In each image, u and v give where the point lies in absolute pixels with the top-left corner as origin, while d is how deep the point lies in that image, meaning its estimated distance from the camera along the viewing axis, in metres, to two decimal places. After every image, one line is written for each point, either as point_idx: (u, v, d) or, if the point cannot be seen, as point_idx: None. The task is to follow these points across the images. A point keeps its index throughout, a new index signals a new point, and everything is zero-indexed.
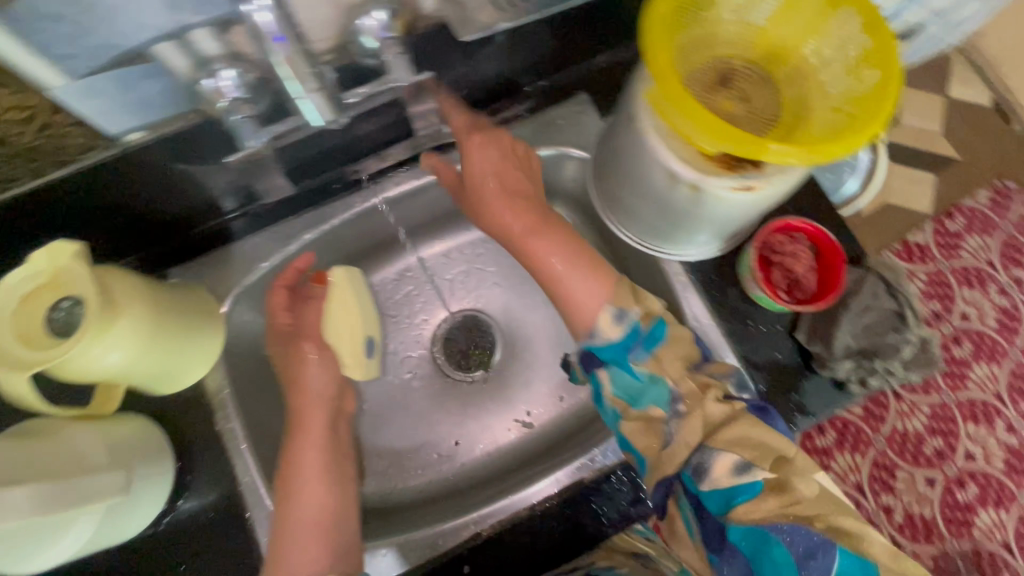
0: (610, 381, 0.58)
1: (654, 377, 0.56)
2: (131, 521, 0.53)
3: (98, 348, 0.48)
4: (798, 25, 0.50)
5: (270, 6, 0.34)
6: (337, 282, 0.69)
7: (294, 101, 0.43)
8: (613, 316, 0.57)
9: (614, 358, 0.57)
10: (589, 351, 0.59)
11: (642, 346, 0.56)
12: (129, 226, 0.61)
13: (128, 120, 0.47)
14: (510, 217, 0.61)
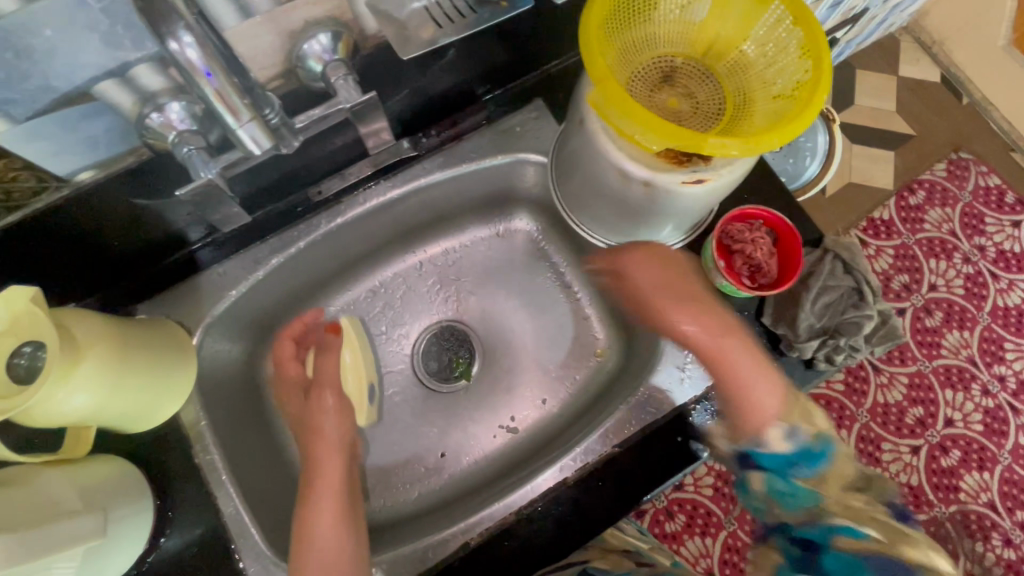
0: (761, 482, 0.57)
1: (812, 488, 0.55)
2: (111, 564, 0.52)
3: (64, 389, 0.48)
4: (732, 20, 0.52)
5: (196, 44, 0.37)
6: (347, 335, 0.74)
7: (230, 134, 0.43)
8: (786, 432, 0.56)
9: (773, 467, 0.56)
10: (748, 454, 0.57)
11: (806, 463, 0.55)
12: (90, 265, 0.60)
13: (76, 161, 0.47)
14: (681, 319, 0.61)
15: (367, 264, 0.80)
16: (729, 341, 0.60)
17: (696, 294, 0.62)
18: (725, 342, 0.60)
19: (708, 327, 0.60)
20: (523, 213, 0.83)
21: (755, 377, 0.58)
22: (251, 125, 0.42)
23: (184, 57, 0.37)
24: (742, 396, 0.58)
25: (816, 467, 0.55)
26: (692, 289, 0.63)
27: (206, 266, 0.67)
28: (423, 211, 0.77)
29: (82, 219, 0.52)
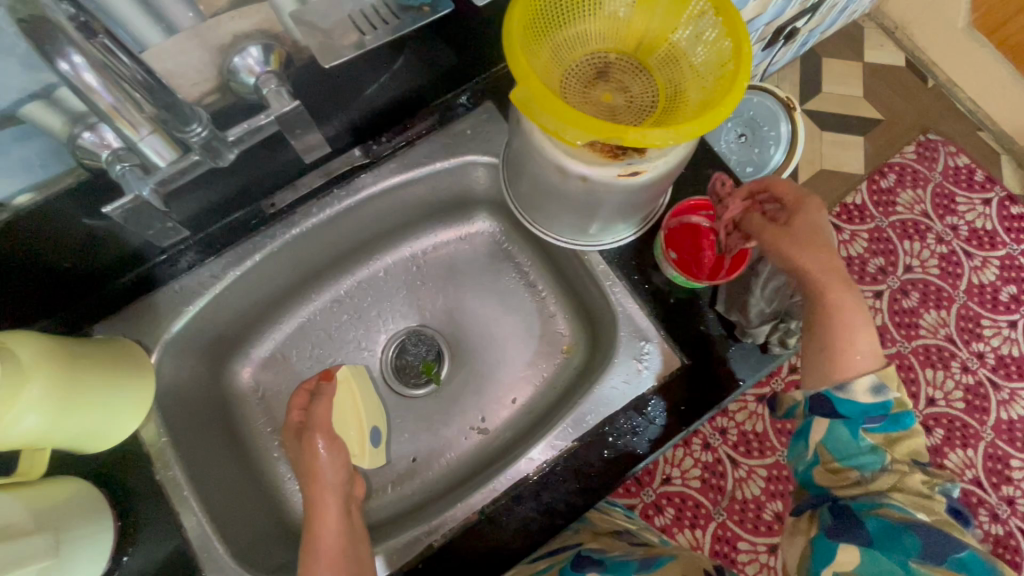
0: (828, 431, 0.57)
1: (877, 448, 0.55)
2: None
3: (10, 412, 0.49)
4: (659, 14, 0.53)
5: (86, 66, 0.36)
6: (344, 380, 0.69)
7: (133, 146, 0.43)
8: (872, 386, 0.55)
9: (851, 416, 0.55)
10: (825, 395, 0.57)
11: (883, 425, 0.55)
12: (41, 289, 0.60)
13: (11, 182, 0.47)
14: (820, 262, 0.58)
15: (329, 273, 0.81)
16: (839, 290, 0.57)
17: (815, 236, 0.59)
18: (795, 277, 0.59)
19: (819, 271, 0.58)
20: (483, 215, 0.84)
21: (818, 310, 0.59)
22: (153, 138, 0.43)
23: (77, 77, 0.36)
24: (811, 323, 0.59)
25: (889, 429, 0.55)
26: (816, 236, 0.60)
27: (163, 283, 0.68)
28: (381, 218, 0.78)
29: (26, 242, 0.53)
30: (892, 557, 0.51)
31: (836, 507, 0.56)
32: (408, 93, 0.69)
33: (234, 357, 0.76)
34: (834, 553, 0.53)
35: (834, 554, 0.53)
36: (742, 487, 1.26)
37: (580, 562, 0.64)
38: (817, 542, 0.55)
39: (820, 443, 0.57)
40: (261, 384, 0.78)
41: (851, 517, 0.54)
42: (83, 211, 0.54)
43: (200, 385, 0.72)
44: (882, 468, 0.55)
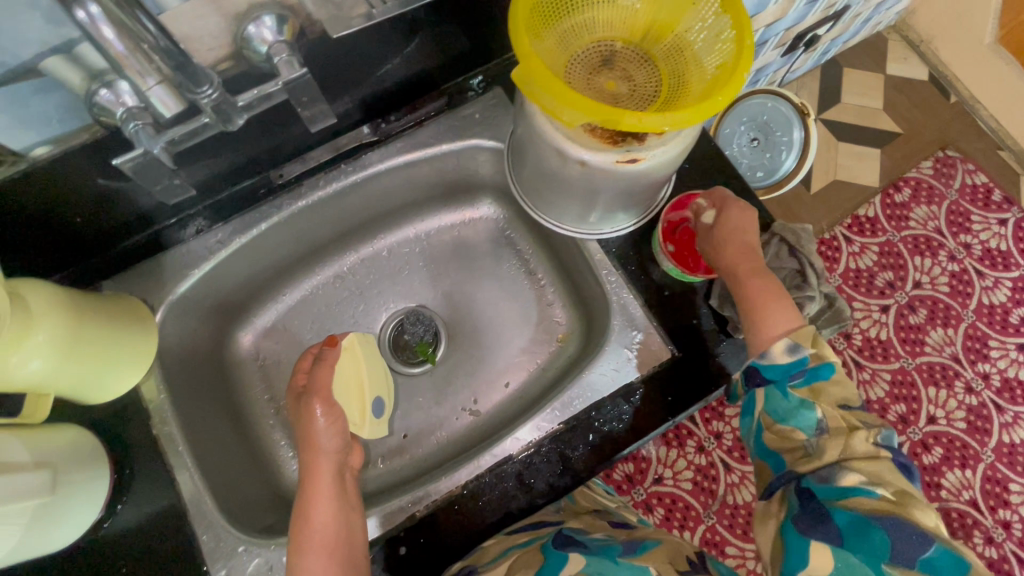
0: (762, 400, 0.58)
1: (808, 403, 0.55)
2: (63, 525, 0.54)
3: (16, 355, 0.51)
4: (667, 5, 0.54)
5: (101, 16, 0.38)
6: (349, 347, 0.68)
7: (142, 95, 0.45)
8: (788, 347, 0.57)
9: (776, 379, 0.57)
10: (752, 366, 0.59)
11: (807, 380, 0.56)
12: (55, 244, 0.62)
13: (31, 135, 0.49)
14: (748, 259, 0.62)
15: (334, 248, 0.82)
16: (760, 281, 0.61)
17: (743, 236, 0.63)
18: (744, 275, 0.61)
19: (745, 261, 0.62)
20: (487, 200, 0.85)
21: (772, 305, 0.59)
22: (159, 89, 0.44)
23: (94, 27, 0.38)
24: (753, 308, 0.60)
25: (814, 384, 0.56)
26: (747, 236, 0.63)
27: (171, 247, 0.70)
28: (386, 198, 0.79)
29: (41, 194, 0.54)
30: (861, 549, 0.49)
31: (798, 491, 0.54)
32: (419, 75, 0.70)
33: (236, 323, 0.78)
34: (807, 554, 0.51)
35: (806, 550, 0.51)
36: (733, 491, 1.26)
37: (563, 540, 0.61)
38: (789, 539, 0.53)
39: (761, 412, 0.58)
40: (260, 351, 0.80)
41: (813, 499, 0.52)
42: (97, 169, 0.56)
43: (201, 348, 0.74)
44: (822, 427, 0.55)
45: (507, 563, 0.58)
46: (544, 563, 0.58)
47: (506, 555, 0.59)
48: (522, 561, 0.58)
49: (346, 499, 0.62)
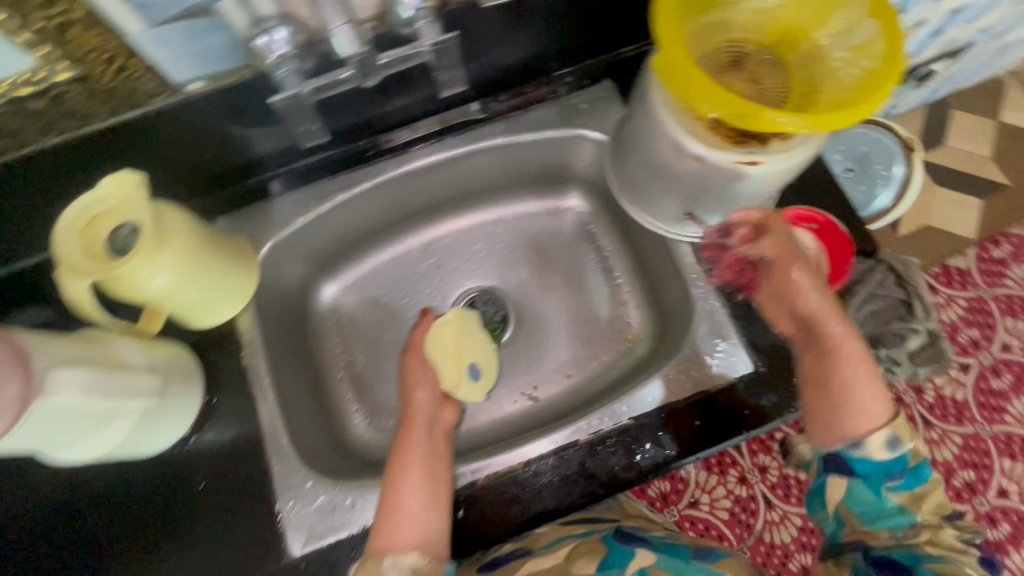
0: (844, 493, 0.54)
1: (903, 506, 0.53)
2: (161, 432, 0.58)
3: (146, 271, 0.54)
4: (809, 10, 0.54)
5: None
6: (452, 318, 0.72)
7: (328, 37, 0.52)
8: (887, 441, 0.52)
9: (867, 475, 0.53)
10: (841, 457, 0.54)
11: (904, 481, 0.53)
12: (185, 174, 0.67)
13: (193, 69, 0.54)
14: (835, 331, 0.55)
15: (422, 217, 0.85)
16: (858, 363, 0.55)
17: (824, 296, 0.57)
18: (846, 364, 0.54)
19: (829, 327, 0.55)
20: (576, 193, 0.86)
21: (865, 385, 0.53)
22: (343, 29, 0.51)
23: None
24: (846, 402, 0.53)
25: (912, 485, 0.53)
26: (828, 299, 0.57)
27: (280, 193, 0.74)
28: (481, 176, 0.81)
29: (185, 125, 0.59)
30: None
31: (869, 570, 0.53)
32: (534, 58, 0.72)
33: (322, 276, 0.82)
34: None
35: None
36: (772, 530, 1.21)
37: (622, 536, 0.62)
38: None
39: (842, 506, 0.54)
40: (339, 306, 0.83)
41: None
42: (239, 107, 0.60)
43: (290, 293, 0.78)
44: (913, 524, 0.53)
45: (565, 550, 0.61)
46: (609, 553, 0.59)
47: (564, 541, 0.63)
48: (585, 548, 0.60)
49: (434, 445, 0.62)
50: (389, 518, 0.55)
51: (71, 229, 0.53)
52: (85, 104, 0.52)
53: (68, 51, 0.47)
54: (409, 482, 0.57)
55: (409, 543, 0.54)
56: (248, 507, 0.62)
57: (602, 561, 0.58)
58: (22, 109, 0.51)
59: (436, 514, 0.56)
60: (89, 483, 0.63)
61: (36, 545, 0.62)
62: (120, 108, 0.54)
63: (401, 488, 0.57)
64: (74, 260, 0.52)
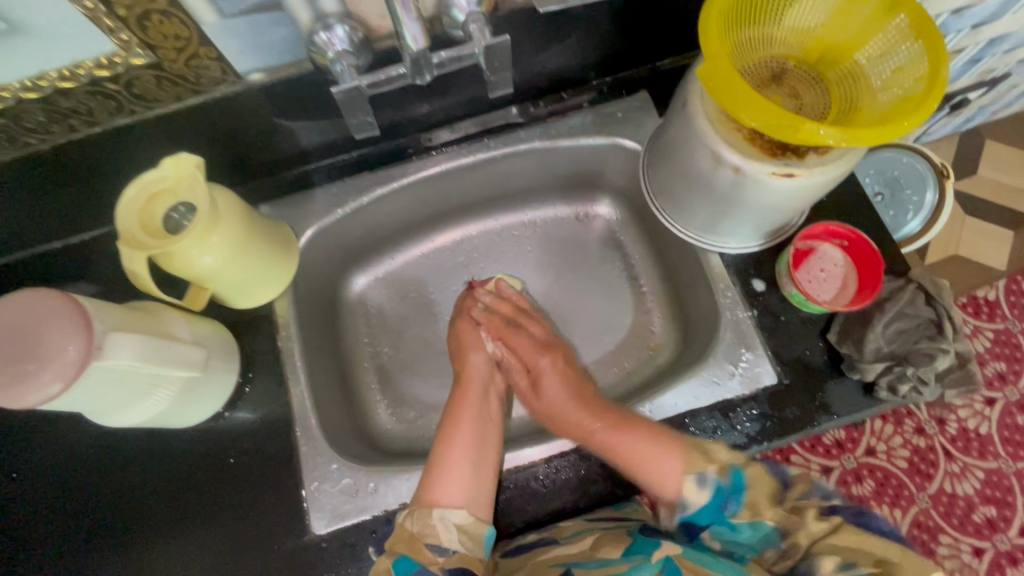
0: (719, 544, 0.57)
1: (755, 522, 0.55)
2: (200, 403, 0.60)
3: (196, 249, 0.57)
4: (853, 30, 0.55)
5: None
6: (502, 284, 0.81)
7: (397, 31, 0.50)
8: (696, 482, 0.57)
9: (712, 520, 0.56)
10: (688, 521, 0.57)
11: (734, 502, 0.56)
12: (236, 162, 0.70)
13: (255, 62, 0.56)
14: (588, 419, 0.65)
15: (454, 216, 0.87)
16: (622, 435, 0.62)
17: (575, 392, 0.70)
18: (624, 439, 0.61)
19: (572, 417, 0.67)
20: (606, 200, 0.87)
21: (662, 458, 0.59)
22: (415, 25, 0.49)
23: None
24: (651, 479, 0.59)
25: (742, 498, 0.55)
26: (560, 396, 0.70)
27: (321, 184, 0.76)
28: (515, 179, 0.83)
29: (242, 115, 0.62)
30: None
31: None
32: (575, 67, 0.74)
33: (354, 268, 0.85)
34: None
35: None
36: None
37: (650, 531, 0.61)
38: None
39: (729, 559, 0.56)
40: (369, 298, 0.85)
41: None
42: (292, 100, 0.63)
43: (323, 281, 0.81)
44: (779, 534, 0.54)
45: (590, 541, 0.59)
46: (631, 543, 0.58)
47: (587, 530, 0.61)
48: (605, 539, 0.59)
49: (485, 407, 0.71)
50: (440, 475, 0.61)
51: (132, 204, 0.56)
52: (155, 89, 0.55)
53: (147, 38, 0.50)
54: (462, 439, 0.65)
55: (457, 500, 0.59)
56: (273, 484, 0.64)
57: (627, 548, 0.58)
58: (98, 92, 0.54)
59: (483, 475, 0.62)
60: (126, 450, 0.65)
61: (71, 508, 0.64)
62: (184, 94, 0.57)
63: (453, 450, 0.64)
64: (134, 233, 0.56)
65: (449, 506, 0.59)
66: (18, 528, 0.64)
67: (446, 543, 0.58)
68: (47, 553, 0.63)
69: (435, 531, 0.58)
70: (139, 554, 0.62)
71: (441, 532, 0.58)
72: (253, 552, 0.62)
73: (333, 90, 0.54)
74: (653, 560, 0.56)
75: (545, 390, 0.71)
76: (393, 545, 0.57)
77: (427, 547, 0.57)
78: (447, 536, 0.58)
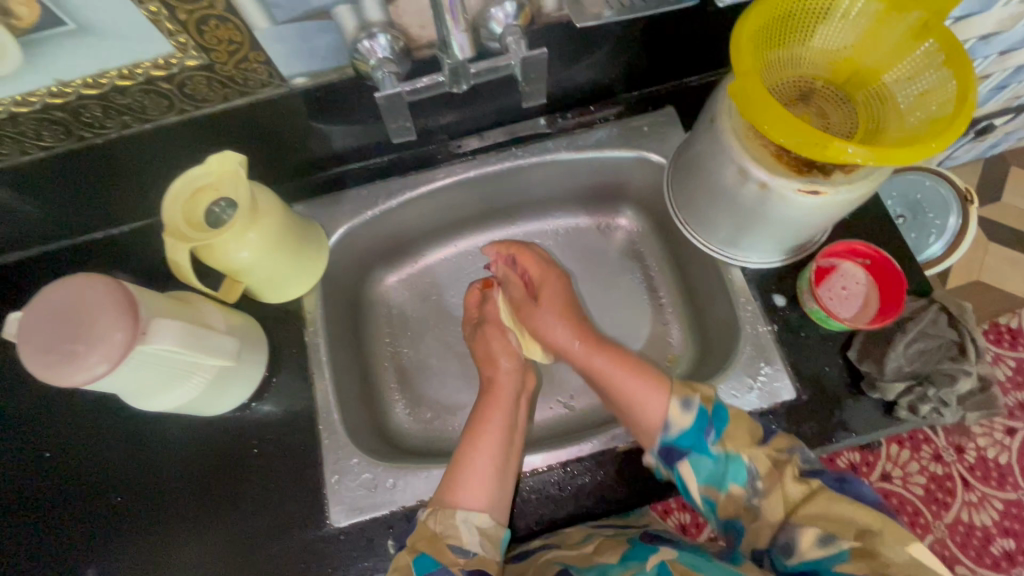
0: (692, 474, 0.58)
1: (732, 454, 0.57)
2: (230, 393, 0.63)
3: (236, 243, 0.59)
4: (883, 53, 0.56)
5: None
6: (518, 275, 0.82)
7: (442, 43, 0.52)
8: (681, 405, 0.60)
9: (692, 446, 0.58)
10: (667, 444, 0.59)
11: (716, 434, 0.58)
12: (273, 161, 0.73)
13: (300, 66, 0.59)
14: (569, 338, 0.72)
15: (478, 222, 0.89)
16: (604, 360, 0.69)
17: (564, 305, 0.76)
18: (605, 367, 0.68)
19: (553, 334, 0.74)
20: (628, 211, 0.88)
21: (648, 393, 0.62)
22: (463, 37, 0.52)
23: None
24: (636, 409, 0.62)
25: (723, 431, 0.58)
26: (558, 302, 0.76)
27: (352, 186, 0.79)
28: (540, 187, 0.85)
29: (283, 117, 0.65)
30: None
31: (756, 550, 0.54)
32: (604, 81, 0.76)
33: (380, 268, 0.87)
34: None
35: None
36: None
37: (649, 536, 0.61)
38: None
39: (698, 488, 0.58)
40: (392, 298, 0.87)
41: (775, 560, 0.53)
42: (332, 104, 0.66)
43: (350, 280, 0.83)
44: (754, 475, 0.56)
45: (591, 546, 0.61)
46: (630, 550, 0.59)
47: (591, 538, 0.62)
48: (608, 544, 0.60)
49: (513, 414, 0.70)
50: (464, 479, 0.62)
51: (177, 199, 0.59)
52: (205, 90, 0.58)
53: (202, 42, 0.53)
54: (488, 447, 0.65)
55: (480, 503, 0.60)
56: (294, 476, 0.65)
57: (625, 554, 0.59)
58: (152, 91, 0.56)
59: (505, 481, 0.62)
60: (156, 435, 0.68)
61: (101, 489, 0.66)
62: (232, 95, 0.60)
63: (473, 455, 0.64)
64: (178, 227, 0.58)
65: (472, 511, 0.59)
66: (46, 508, 0.66)
67: (468, 545, 0.59)
68: (73, 533, 0.65)
69: (457, 533, 0.59)
70: (161, 538, 0.64)
71: (463, 534, 0.59)
72: (273, 541, 0.63)
73: (374, 95, 0.56)
74: (649, 567, 0.57)
75: (541, 309, 0.76)
76: (415, 542, 0.58)
77: (449, 547, 0.58)
78: (469, 539, 0.59)
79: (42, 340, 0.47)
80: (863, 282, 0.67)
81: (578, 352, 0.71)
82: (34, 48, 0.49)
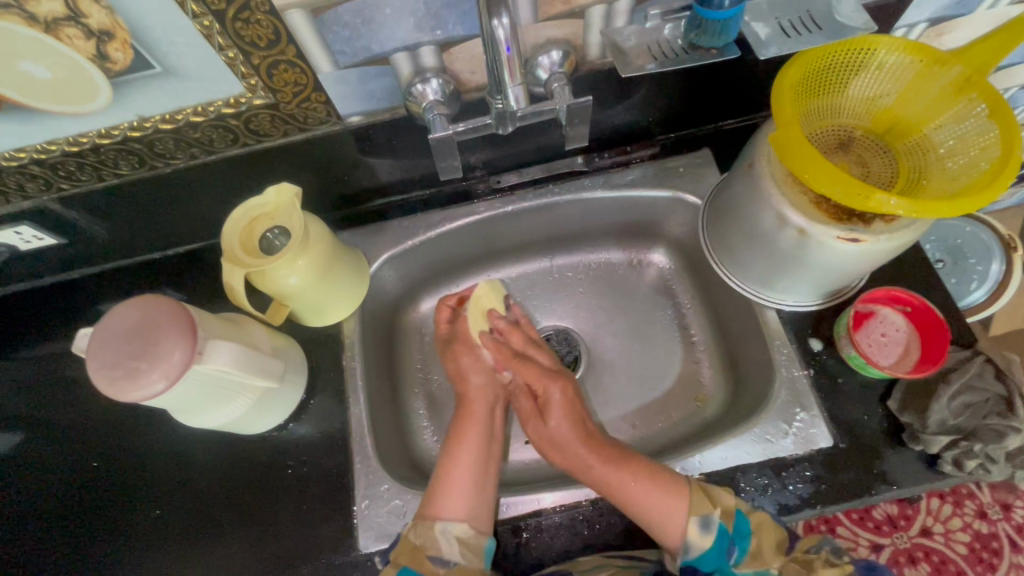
0: None
1: (758, 570, 0.59)
2: (271, 413, 0.65)
3: (285, 269, 0.62)
4: (923, 105, 0.57)
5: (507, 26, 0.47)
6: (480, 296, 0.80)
7: (498, 91, 0.54)
8: (700, 526, 0.59)
9: (716, 565, 0.60)
10: (690, 565, 0.61)
11: (738, 548, 0.59)
12: (322, 192, 0.77)
13: (357, 106, 0.63)
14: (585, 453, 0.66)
15: (512, 255, 0.91)
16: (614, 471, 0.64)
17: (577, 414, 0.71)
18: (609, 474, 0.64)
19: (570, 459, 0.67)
20: (662, 248, 0.89)
21: (664, 502, 0.60)
22: (519, 89, 0.53)
23: (497, 34, 0.48)
24: (653, 520, 0.60)
25: (744, 545, 0.59)
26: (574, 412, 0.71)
27: (394, 217, 0.82)
28: (575, 222, 0.86)
29: (336, 152, 0.69)
30: None
31: None
32: (642, 123, 0.78)
33: (414, 296, 0.89)
34: None
35: None
36: None
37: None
38: None
39: None
40: (425, 326, 0.89)
41: None
42: (381, 142, 0.69)
43: (386, 307, 0.85)
44: None
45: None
46: None
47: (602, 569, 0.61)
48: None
49: (489, 426, 0.73)
50: (442, 492, 0.64)
51: (235, 225, 0.63)
52: (267, 125, 0.62)
53: (271, 84, 0.57)
54: (465, 458, 0.68)
55: (458, 514, 0.63)
56: (327, 498, 0.66)
57: None
58: (220, 126, 0.61)
59: (483, 492, 0.66)
60: (195, 449, 0.70)
61: (139, 501, 0.68)
62: (291, 131, 0.64)
63: (454, 470, 0.67)
64: (235, 251, 0.62)
65: (450, 521, 0.62)
66: (87, 515, 0.68)
67: (447, 554, 0.61)
68: (109, 543, 0.67)
69: (436, 544, 0.61)
70: (193, 552, 0.65)
71: (443, 545, 0.61)
72: (300, 562, 0.64)
73: (429, 136, 0.58)
74: None
75: (547, 426, 0.70)
76: (398, 557, 0.60)
77: (429, 558, 0.60)
78: (448, 549, 0.61)
79: (109, 357, 0.50)
80: (903, 330, 0.66)
81: (591, 465, 0.65)
82: (121, 88, 0.54)
